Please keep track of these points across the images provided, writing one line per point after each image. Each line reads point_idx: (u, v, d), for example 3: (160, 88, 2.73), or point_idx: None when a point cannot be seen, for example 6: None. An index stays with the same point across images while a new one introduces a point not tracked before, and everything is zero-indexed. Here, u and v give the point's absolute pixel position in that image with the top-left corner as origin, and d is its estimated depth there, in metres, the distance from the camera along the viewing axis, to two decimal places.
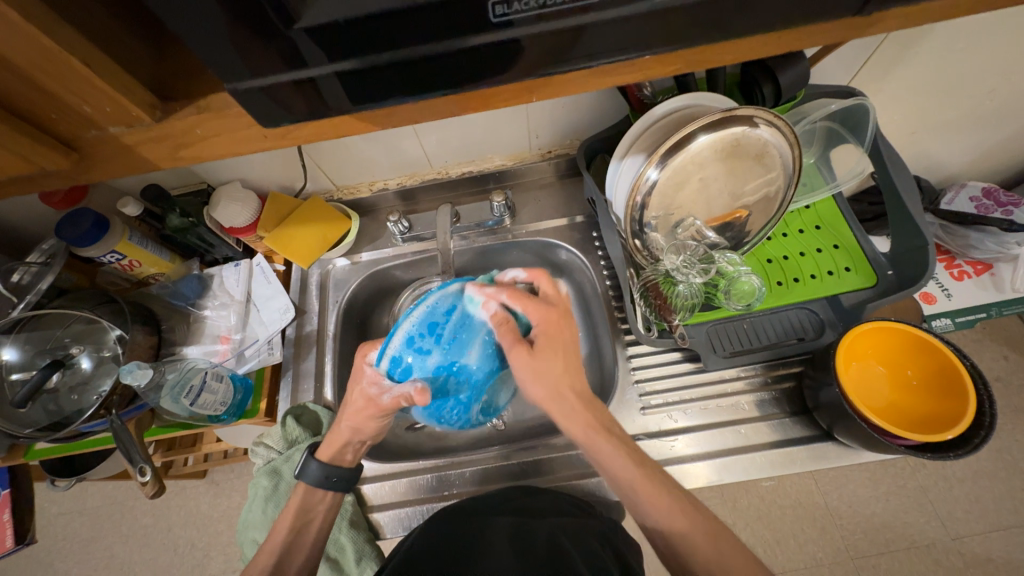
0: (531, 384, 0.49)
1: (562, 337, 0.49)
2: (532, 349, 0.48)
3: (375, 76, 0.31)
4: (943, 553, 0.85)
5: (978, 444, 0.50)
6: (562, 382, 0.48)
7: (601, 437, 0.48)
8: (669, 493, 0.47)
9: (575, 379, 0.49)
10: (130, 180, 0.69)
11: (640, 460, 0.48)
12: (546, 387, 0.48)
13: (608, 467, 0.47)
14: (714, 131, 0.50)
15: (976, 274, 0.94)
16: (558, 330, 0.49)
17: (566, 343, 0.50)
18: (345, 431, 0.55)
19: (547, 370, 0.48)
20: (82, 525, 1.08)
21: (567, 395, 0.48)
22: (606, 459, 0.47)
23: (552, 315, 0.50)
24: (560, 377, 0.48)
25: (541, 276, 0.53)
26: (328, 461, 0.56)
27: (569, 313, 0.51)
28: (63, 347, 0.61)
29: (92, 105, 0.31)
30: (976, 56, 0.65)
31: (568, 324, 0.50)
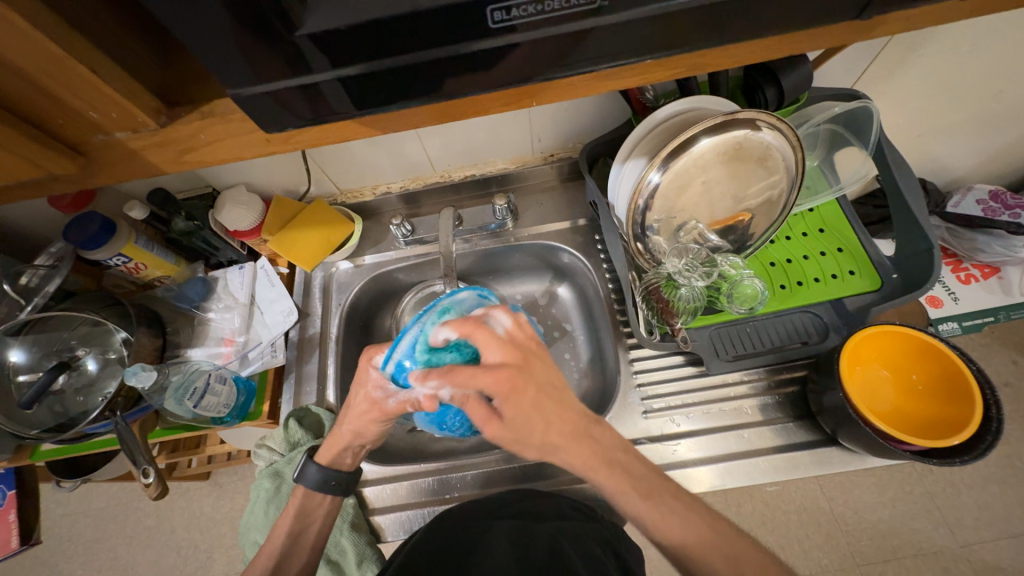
0: (516, 445, 0.43)
1: (527, 397, 0.41)
2: (502, 418, 0.41)
3: (378, 81, 0.31)
4: (951, 560, 0.84)
5: (984, 450, 0.49)
6: (546, 438, 0.42)
7: (602, 473, 0.44)
8: (678, 501, 0.45)
9: (555, 435, 0.42)
10: (136, 183, 0.69)
11: (649, 493, 0.45)
12: (537, 447, 0.42)
13: (618, 499, 0.45)
14: (715, 134, 0.50)
15: (984, 278, 0.93)
16: (519, 389, 0.41)
17: (532, 399, 0.41)
18: (347, 436, 0.55)
19: (529, 433, 0.42)
20: (87, 526, 1.09)
21: (558, 447, 0.43)
22: (615, 493, 0.44)
23: (508, 376, 0.40)
24: (543, 435, 0.42)
25: (479, 331, 0.42)
26: (326, 465, 0.56)
27: (527, 362, 0.42)
28: (70, 349, 0.62)
29: (98, 110, 0.31)
30: (981, 59, 0.64)
31: (529, 377, 0.41)
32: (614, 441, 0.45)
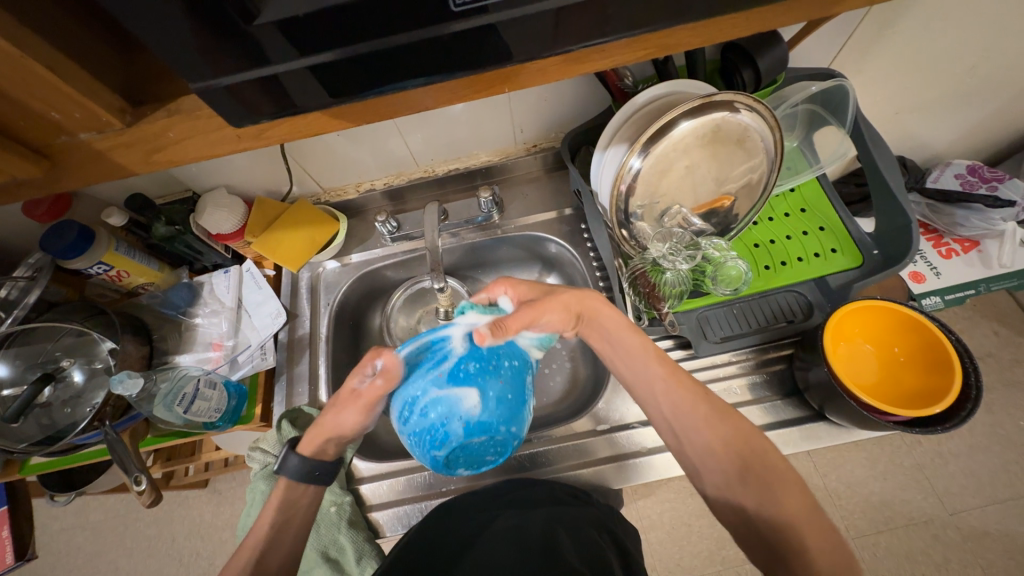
0: (558, 314, 0.50)
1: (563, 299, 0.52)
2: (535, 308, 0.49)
3: (351, 68, 0.31)
4: (941, 528, 0.86)
5: (965, 417, 0.51)
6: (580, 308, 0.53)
7: (627, 332, 0.54)
8: (668, 381, 0.50)
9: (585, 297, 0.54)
10: (113, 189, 0.68)
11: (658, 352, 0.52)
12: (563, 314, 0.51)
13: (624, 360, 0.54)
14: (695, 117, 0.50)
15: (965, 251, 0.94)
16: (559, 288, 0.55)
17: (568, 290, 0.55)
18: (334, 429, 0.54)
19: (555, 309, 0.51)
20: (85, 540, 1.08)
21: (594, 312, 0.54)
22: (624, 354, 0.54)
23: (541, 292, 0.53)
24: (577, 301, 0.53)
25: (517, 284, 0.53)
26: (307, 455, 0.55)
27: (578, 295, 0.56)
28: (54, 360, 0.61)
29: (60, 111, 0.31)
30: (951, 33, 0.65)
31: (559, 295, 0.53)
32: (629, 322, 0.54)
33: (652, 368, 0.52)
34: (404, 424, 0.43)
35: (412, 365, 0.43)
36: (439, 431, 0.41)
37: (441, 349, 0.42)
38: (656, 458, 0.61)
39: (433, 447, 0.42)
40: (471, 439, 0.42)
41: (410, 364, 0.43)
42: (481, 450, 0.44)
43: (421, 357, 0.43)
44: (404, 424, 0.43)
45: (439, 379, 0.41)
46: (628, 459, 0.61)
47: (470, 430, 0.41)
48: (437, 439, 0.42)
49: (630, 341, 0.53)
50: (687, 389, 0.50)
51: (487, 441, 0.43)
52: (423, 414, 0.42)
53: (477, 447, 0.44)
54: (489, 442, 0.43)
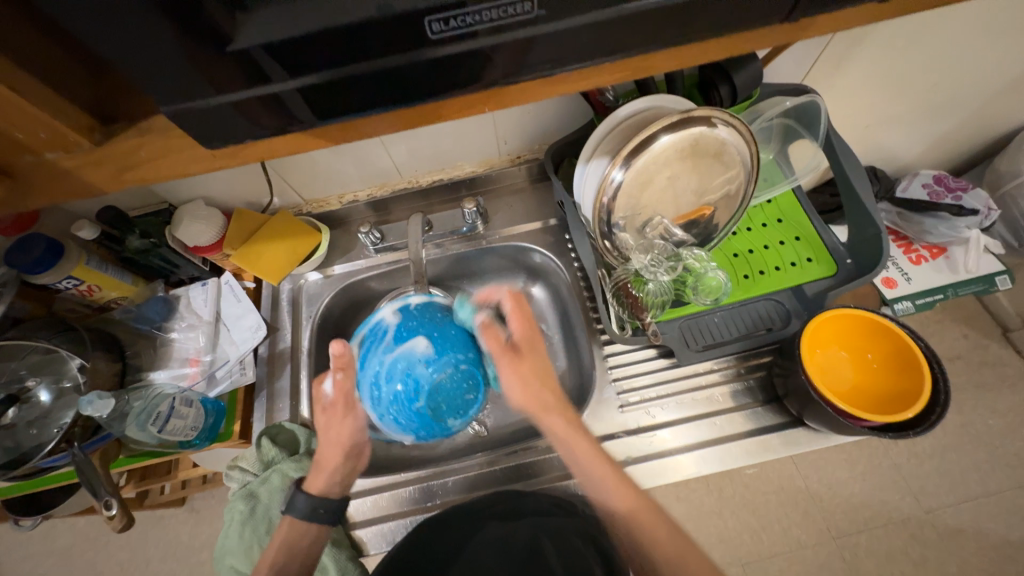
0: (517, 387, 0.52)
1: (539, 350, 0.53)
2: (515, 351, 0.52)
3: (331, 91, 0.31)
4: (918, 526, 0.88)
5: (935, 422, 0.52)
6: (542, 390, 0.52)
7: (576, 434, 0.52)
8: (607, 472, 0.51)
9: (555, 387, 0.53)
10: (85, 202, 0.66)
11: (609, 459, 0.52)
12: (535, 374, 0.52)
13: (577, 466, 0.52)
14: (674, 131, 0.52)
15: (933, 257, 0.98)
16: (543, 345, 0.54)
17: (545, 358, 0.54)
18: (336, 453, 0.56)
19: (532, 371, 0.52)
20: (53, 566, 1.03)
21: (548, 401, 0.53)
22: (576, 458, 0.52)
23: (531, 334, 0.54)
24: (542, 384, 0.52)
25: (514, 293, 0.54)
26: (317, 493, 0.55)
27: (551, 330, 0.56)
28: (19, 380, 0.58)
29: (24, 130, 0.31)
30: (914, 52, 0.68)
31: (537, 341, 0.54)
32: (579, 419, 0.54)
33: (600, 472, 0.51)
34: (381, 404, 0.49)
35: (365, 356, 0.51)
36: (410, 381, 0.48)
37: (382, 325, 0.52)
38: (640, 468, 0.62)
39: (414, 401, 0.48)
40: (439, 378, 0.48)
41: (364, 352, 0.51)
42: (455, 386, 0.49)
43: (368, 345, 0.51)
44: (379, 406, 0.49)
45: (389, 344, 0.50)
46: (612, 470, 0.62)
47: (433, 365, 0.48)
48: (411, 390, 0.48)
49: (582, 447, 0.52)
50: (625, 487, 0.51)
51: (455, 374, 0.49)
52: (389, 381, 0.48)
53: (451, 387, 0.49)
54: (456, 372, 0.49)
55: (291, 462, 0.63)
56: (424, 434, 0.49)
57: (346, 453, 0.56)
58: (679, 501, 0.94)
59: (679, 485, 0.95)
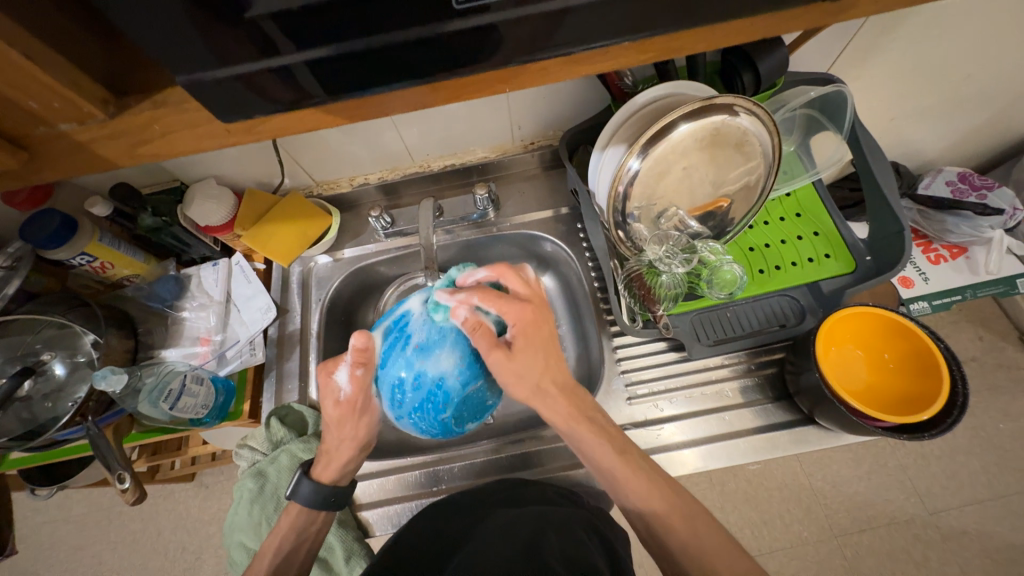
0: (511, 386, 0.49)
1: (543, 333, 0.51)
2: (510, 350, 0.49)
3: (346, 66, 0.30)
4: (921, 527, 0.88)
5: (951, 424, 0.51)
6: (541, 375, 0.50)
7: (582, 424, 0.49)
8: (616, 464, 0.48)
9: (553, 368, 0.51)
10: (98, 178, 0.66)
11: (623, 450, 0.49)
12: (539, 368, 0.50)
13: (592, 454, 0.49)
14: (694, 119, 0.50)
15: (953, 257, 0.95)
16: (535, 327, 0.50)
17: (542, 339, 0.51)
18: (350, 449, 0.55)
19: (530, 370, 0.49)
20: (69, 533, 1.06)
21: (548, 384, 0.50)
22: (590, 447, 0.49)
23: (529, 313, 0.50)
24: (540, 372, 0.50)
25: (506, 270, 0.52)
26: (326, 483, 0.55)
27: (545, 305, 0.53)
28: (34, 353, 0.59)
29: (39, 101, 0.30)
30: (947, 43, 0.65)
31: (545, 318, 0.51)
32: (592, 401, 0.52)
33: (611, 460, 0.48)
34: (404, 408, 0.50)
35: (387, 355, 0.51)
36: (439, 391, 0.49)
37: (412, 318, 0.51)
38: None
39: (439, 410, 0.49)
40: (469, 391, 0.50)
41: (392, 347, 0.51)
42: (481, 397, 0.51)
43: (396, 339, 0.51)
44: (403, 407, 0.50)
45: (418, 346, 0.49)
46: None
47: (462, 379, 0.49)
48: (436, 399, 0.49)
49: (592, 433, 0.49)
50: (643, 475, 0.47)
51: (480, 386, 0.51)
52: (415, 389, 0.49)
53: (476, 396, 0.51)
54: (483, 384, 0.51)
55: (299, 443, 0.64)
56: (442, 436, 0.52)
57: (358, 447, 0.56)
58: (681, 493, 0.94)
59: (682, 477, 0.95)
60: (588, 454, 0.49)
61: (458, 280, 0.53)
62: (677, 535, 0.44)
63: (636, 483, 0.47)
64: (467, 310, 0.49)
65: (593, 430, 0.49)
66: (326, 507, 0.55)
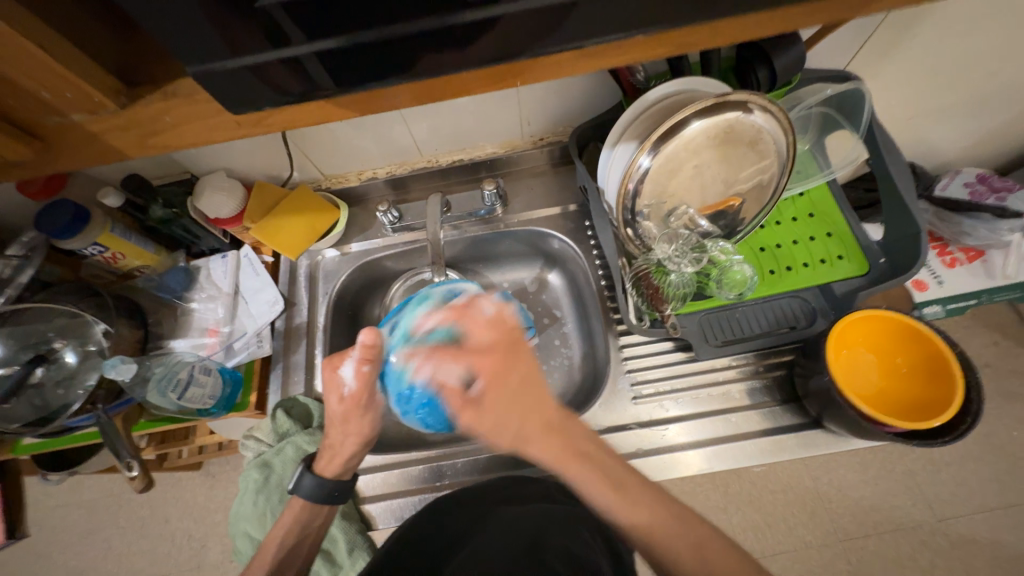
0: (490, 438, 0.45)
1: (510, 380, 0.46)
2: (479, 400, 0.45)
3: (356, 56, 0.30)
4: (929, 534, 0.86)
5: (964, 432, 0.50)
6: (519, 424, 0.44)
7: (573, 466, 0.44)
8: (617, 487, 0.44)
9: (531, 417, 0.45)
10: (110, 169, 0.67)
11: (620, 486, 0.44)
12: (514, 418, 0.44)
13: (590, 497, 0.44)
14: (706, 117, 0.49)
15: (969, 261, 0.93)
16: (501, 375, 0.46)
17: (512, 387, 0.45)
18: (351, 445, 0.56)
19: (505, 419, 0.44)
20: (79, 518, 1.08)
21: (531, 433, 0.44)
22: (586, 490, 0.44)
23: (493, 356, 0.47)
24: (517, 420, 0.44)
25: (471, 317, 0.51)
26: (330, 477, 0.55)
27: (513, 345, 0.48)
28: (47, 341, 0.60)
29: (51, 90, 0.30)
30: (971, 40, 0.63)
31: (512, 360, 0.47)
32: (587, 437, 0.46)
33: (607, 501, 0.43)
34: (411, 405, 0.55)
35: (397, 349, 0.55)
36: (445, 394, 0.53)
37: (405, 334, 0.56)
38: (650, 460, 0.61)
39: (444, 409, 0.54)
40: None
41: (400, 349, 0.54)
42: None
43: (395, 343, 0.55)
44: (410, 404, 0.54)
45: (408, 365, 0.53)
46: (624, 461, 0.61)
47: None
48: (442, 401, 0.53)
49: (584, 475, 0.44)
50: (643, 504, 0.43)
51: None
52: (422, 391, 0.53)
53: None
54: None
55: (304, 435, 0.64)
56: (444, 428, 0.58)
57: (360, 443, 0.56)
58: (684, 494, 0.94)
59: (685, 478, 0.95)
60: (590, 499, 0.44)
61: (414, 329, 0.55)
62: (676, 556, 0.41)
63: (632, 509, 0.43)
64: (432, 371, 0.50)
65: (588, 474, 0.44)
66: (330, 502, 0.55)
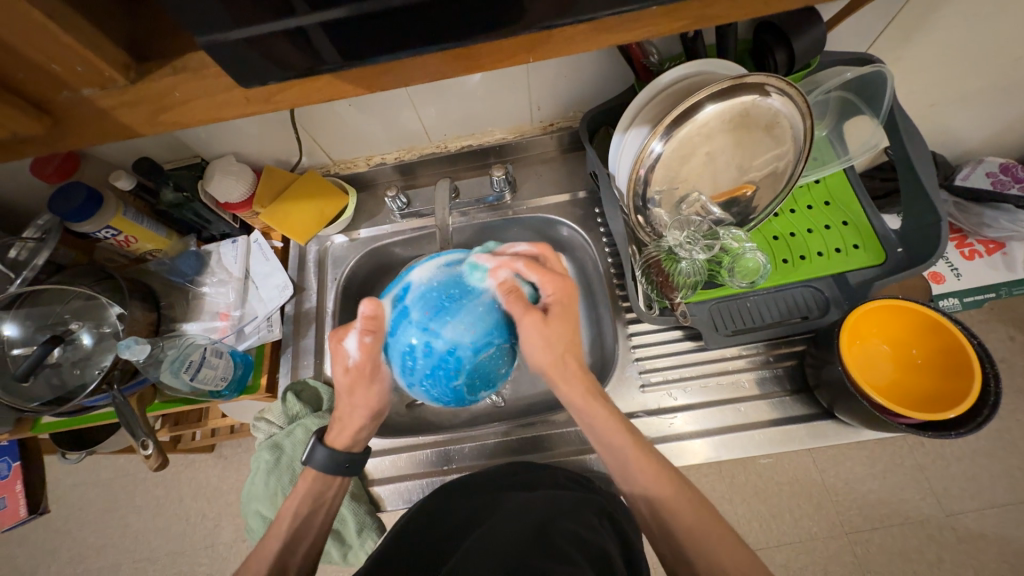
0: (540, 352, 0.49)
1: (574, 310, 0.52)
2: (546, 315, 0.49)
3: (363, 29, 0.29)
4: (936, 528, 0.86)
5: (980, 424, 0.49)
6: (567, 349, 0.50)
7: (599, 403, 0.50)
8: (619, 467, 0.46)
9: (577, 348, 0.51)
10: (123, 151, 0.67)
11: (638, 434, 0.49)
12: (567, 343, 0.50)
13: (606, 439, 0.49)
14: (722, 100, 0.48)
15: (988, 253, 0.91)
16: (571, 303, 0.51)
17: (575, 316, 0.52)
18: (362, 416, 0.56)
19: (561, 339, 0.49)
20: (97, 496, 1.11)
21: (570, 365, 0.51)
22: (604, 432, 0.49)
23: (567, 286, 0.51)
24: (566, 346, 0.50)
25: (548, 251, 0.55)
26: (342, 449, 0.56)
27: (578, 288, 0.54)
28: (63, 322, 0.61)
29: (61, 63, 0.30)
30: (999, 21, 0.61)
31: (577, 297, 0.53)
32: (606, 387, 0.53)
33: (623, 441, 0.48)
34: (415, 375, 0.49)
35: (396, 325, 0.49)
36: (451, 358, 0.47)
37: (420, 294, 0.49)
38: (657, 448, 0.61)
39: (452, 376, 0.48)
40: (481, 359, 0.48)
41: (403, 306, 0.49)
42: (495, 365, 0.50)
43: (403, 309, 0.49)
44: (415, 374, 0.49)
45: (422, 321, 0.48)
46: None
47: (475, 348, 0.48)
48: (450, 366, 0.48)
49: (611, 409, 0.50)
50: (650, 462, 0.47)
51: (495, 354, 0.49)
52: (425, 356, 0.48)
53: (489, 365, 0.49)
54: (497, 353, 0.49)
55: (314, 417, 0.65)
56: (455, 404, 0.51)
57: (367, 412, 0.56)
58: None
59: (690, 469, 0.95)
60: (601, 435, 0.49)
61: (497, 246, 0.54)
62: (679, 519, 0.44)
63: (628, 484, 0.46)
64: (507, 273, 0.50)
65: (610, 413, 0.50)
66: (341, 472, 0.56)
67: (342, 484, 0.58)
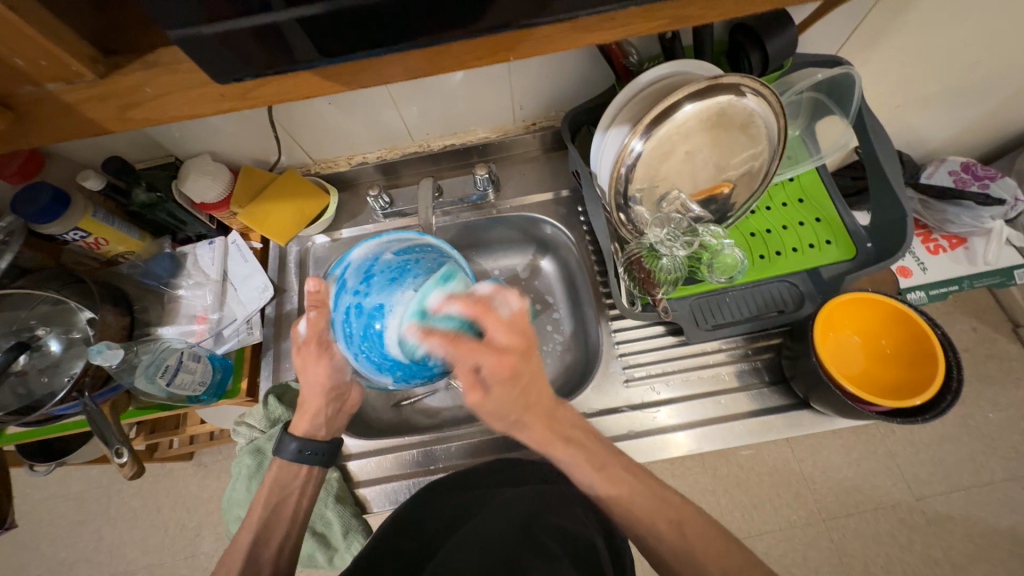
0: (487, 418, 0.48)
1: (522, 381, 0.46)
2: (489, 387, 0.46)
3: (339, 24, 0.29)
4: (907, 512, 0.89)
5: (946, 407, 0.52)
6: (520, 413, 0.47)
7: (557, 447, 0.48)
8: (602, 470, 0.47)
9: (534, 406, 0.48)
10: (92, 150, 0.65)
11: (603, 467, 0.47)
12: (514, 411, 0.47)
13: (573, 473, 0.48)
14: (699, 100, 0.49)
15: (952, 248, 0.95)
16: (517, 374, 0.46)
17: (524, 383, 0.47)
18: (319, 396, 0.56)
19: (507, 409, 0.47)
20: (69, 509, 1.07)
21: (526, 422, 0.48)
22: (570, 466, 0.48)
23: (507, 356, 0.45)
24: (519, 410, 0.47)
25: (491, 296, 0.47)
26: (303, 435, 0.56)
27: (528, 349, 0.47)
28: (29, 329, 0.59)
29: (25, 56, 0.30)
30: (959, 27, 0.64)
31: (525, 366, 0.46)
32: (573, 420, 0.50)
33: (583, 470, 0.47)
34: (354, 341, 0.50)
35: (339, 298, 0.52)
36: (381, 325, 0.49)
37: (356, 267, 0.53)
38: (641, 442, 0.62)
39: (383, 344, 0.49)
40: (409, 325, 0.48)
41: (350, 272, 0.53)
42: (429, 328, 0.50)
43: (344, 284, 0.52)
44: (353, 340, 0.50)
45: (359, 292, 0.51)
46: (616, 441, 0.62)
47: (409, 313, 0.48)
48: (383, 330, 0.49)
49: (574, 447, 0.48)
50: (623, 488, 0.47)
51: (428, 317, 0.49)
52: (365, 318, 0.50)
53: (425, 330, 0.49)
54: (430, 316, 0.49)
55: None
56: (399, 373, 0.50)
57: (326, 390, 0.56)
58: (674, 477, 0.95)
59: (675, 462, 0.96)
60: (568, 472, 0.48)
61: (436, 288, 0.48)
62: (663, 540, 0.44)
63: (604, 487, 0.47)
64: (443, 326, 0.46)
65: (571, 453, 0.48)
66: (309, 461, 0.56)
67: (314, 474, 0.57)
